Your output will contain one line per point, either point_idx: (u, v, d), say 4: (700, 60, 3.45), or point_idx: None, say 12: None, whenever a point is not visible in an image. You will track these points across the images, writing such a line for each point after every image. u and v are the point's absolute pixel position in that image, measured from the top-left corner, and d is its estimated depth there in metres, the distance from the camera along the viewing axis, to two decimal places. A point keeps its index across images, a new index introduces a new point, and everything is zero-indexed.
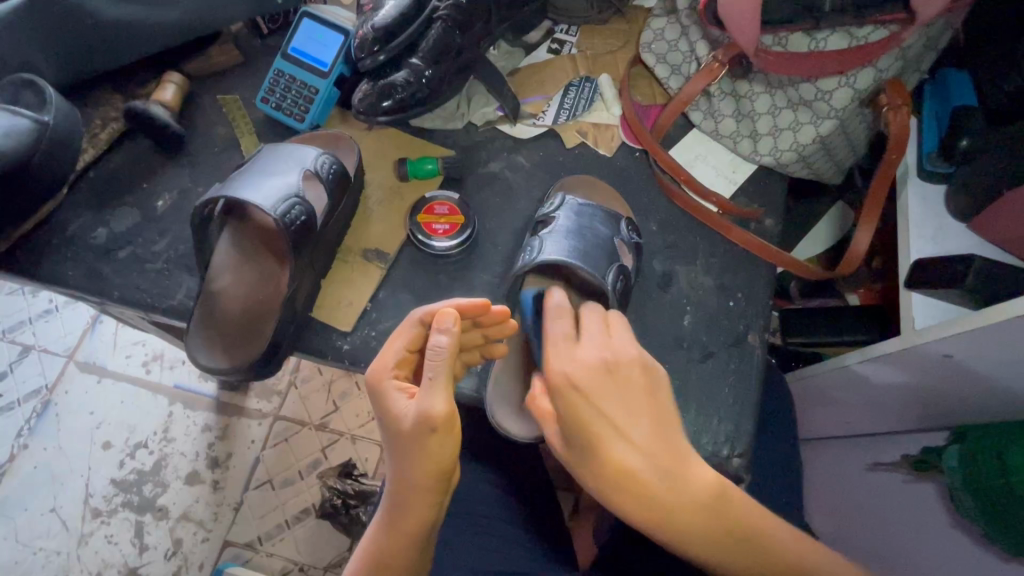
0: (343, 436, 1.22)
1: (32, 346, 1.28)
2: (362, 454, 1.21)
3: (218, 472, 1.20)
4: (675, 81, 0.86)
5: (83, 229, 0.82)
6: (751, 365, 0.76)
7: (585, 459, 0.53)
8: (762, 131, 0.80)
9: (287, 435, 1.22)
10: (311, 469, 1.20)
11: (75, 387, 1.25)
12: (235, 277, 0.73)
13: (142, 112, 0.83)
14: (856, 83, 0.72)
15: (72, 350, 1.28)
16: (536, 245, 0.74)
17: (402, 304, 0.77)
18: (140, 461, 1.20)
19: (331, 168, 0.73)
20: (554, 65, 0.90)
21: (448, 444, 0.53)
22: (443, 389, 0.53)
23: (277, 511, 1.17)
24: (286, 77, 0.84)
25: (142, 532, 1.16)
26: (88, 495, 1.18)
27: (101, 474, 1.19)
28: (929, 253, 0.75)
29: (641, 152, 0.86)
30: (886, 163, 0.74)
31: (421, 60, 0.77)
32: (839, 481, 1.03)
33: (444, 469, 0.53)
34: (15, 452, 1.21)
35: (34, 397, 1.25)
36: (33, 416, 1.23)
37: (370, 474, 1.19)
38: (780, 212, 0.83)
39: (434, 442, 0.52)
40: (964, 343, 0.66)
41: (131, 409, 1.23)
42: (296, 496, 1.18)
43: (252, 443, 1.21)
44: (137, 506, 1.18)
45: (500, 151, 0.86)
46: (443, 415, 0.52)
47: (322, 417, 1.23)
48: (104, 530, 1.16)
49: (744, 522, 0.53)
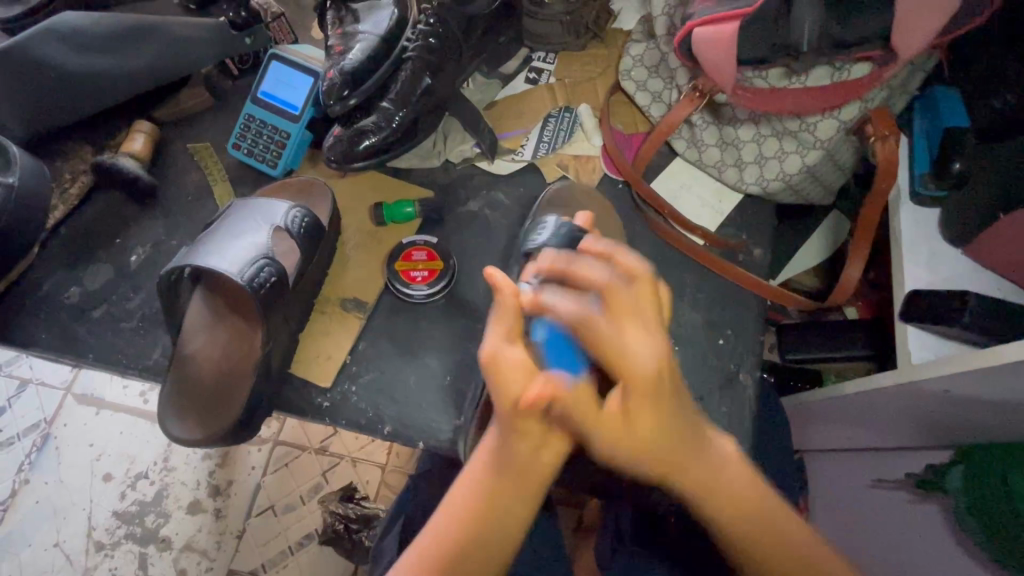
0: (343, 459, 1.16)
1: (29, 380, 1.22)
2: (363, 476, 1.15)
3: (219, 501, 1.14)
4: (657, 109, 0.83)
5: (56, 286, 0.81)
6: (742, 404, 0.75)
7: (642, 433, 0.48)
8: (747, 160, 0.78)
9: (288, 460, 1.16)
10: (312, 494, 1.14)
11: (74, 420, 1.19)
12: (207, 339, 0.74)
13: (111, 165, 0.82)
14: (841, 115, 0.71)
15: (70, 383, 1.22)
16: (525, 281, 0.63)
17: (382, 354, 0.76)
18: (141, 493, 1.15)
19: (302, 223, 0.72)
20: (532, 97, 0.87)
21: (519, 373, 0.48)
22: (495, 323, 0.50)
23: (280, 538, 1.12)
24: (258, 122, 0.82)
25: (146, 565, 1.11)
26: (90, 528, 1.13)
27: (103, 507, 1.14)
28: (924, 282, 0.72)
29: (623, 184, 0.84)
30: (875, 192, 0.72)
31: (390, 103, 0.75)
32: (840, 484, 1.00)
33: (529, 403, 0.48)
34: (17, 488, 1.15)
35: (33, 431, 1.19)
36: (32, 450, 1.17)
37: (372, 497, 1.13)
38: (768, 242, 0.81)
39: (501, 375, 0.49)
40: (954, 382, 0.64)
41: (130, 441, 1.18)
42: (299, 522, 1.13)
43: (252, 470, 1.16)
44: (141, 537, 1.13)
45: (478, 189, 0.84)
46: (504, 345, 0.49)
47: (322, 440, 1.17)
48: (107, 564, 1.11)
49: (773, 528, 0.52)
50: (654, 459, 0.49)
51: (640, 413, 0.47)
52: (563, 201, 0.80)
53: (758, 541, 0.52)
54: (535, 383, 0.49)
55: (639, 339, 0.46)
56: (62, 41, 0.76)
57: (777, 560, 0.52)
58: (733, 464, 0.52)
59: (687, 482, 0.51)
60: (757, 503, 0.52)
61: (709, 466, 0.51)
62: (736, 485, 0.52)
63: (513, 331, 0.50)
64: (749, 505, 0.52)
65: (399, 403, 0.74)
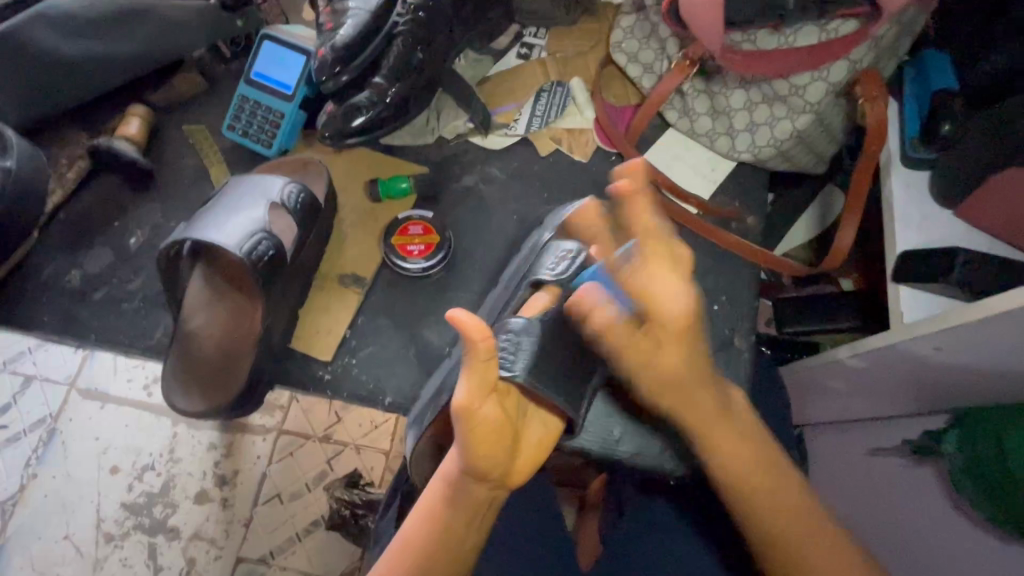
0: (347, 446, 1.17)
1: (34, 376, 1.22)
2: (367, 463, 1.16)
3: (226, 490, 1.15)
4: (648, 80, 0.84)
5: (57, 272, 0.81)
6: (737, 369, 0.77)
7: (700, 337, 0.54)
8: (738, 128, 0.79)
9: (293, 449, 1.17)
10: (318, 481, 1.15)
11: (79, 414, 1.19)
12: (208, 315, 0.75)
13: (107, 148, 0.82)
14: (829, 77, 0.71)
15: (74, 378, 1.22)
16: (525, 322, 0.64)
17: (381, 329, 0.77)
18: (148, 484, 1.16)
19: (298, 198, 0.73)
20: (524, 72, 0.87)
21: (487, 430, 0.53)
22: (470, 377, 0.52)
23: (286, 525, 1.13)
24: (251, 102, 0.83)
25: (156, 553, 1.13)
26: (99, 519, 1.14)
27: (111, 498, 1.15)
28: (917, 243, 0.73)
29: (617, 156, 0.84)
30: (866, 156, 0.73)
31: (383, 78, 0.75)
32: (838, 463, 0.99)
33: (493, 441, 0.53)
34: (26, 482, 1.16)
35: (39, 427, 1.19)
36: (39, 444, 1.18)
37: (377, 483, 1.15)
38: (760, 209, 0.83)
39: (474, 427, 0.52)
40: (947, 340, 0.65)
41: (136, 432, 1.18)
42: (305, 509, 1.14)
43: (258, 459, 1.16)
44: (149, 528, 1.14)
45: (474, 164, 0.85)
46: (477, 402, 0.52)
47: (325, 428, 1.18)
48: (117, 554, 1.13)
49: (778, 489, 0.56)
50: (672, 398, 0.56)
51: (667, 347, 0.53)
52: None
53: (773, 498, 0.56)
54: (502, 441, 0.54)
55: (681, 280, 0.51)
56: (51, 26, 0.75)
57: (773, 519, 0.56)
58: (747, 419, 0.58)
59: (710, 439, 0.57)
60: (767, 460, 0.57)
61: (726, 417, 0.57)
62: (749, 444, 0.57)
63: (483, 386, 0.53)
64: (760, 461, 0.57)
65: (399, 376, 0.75)
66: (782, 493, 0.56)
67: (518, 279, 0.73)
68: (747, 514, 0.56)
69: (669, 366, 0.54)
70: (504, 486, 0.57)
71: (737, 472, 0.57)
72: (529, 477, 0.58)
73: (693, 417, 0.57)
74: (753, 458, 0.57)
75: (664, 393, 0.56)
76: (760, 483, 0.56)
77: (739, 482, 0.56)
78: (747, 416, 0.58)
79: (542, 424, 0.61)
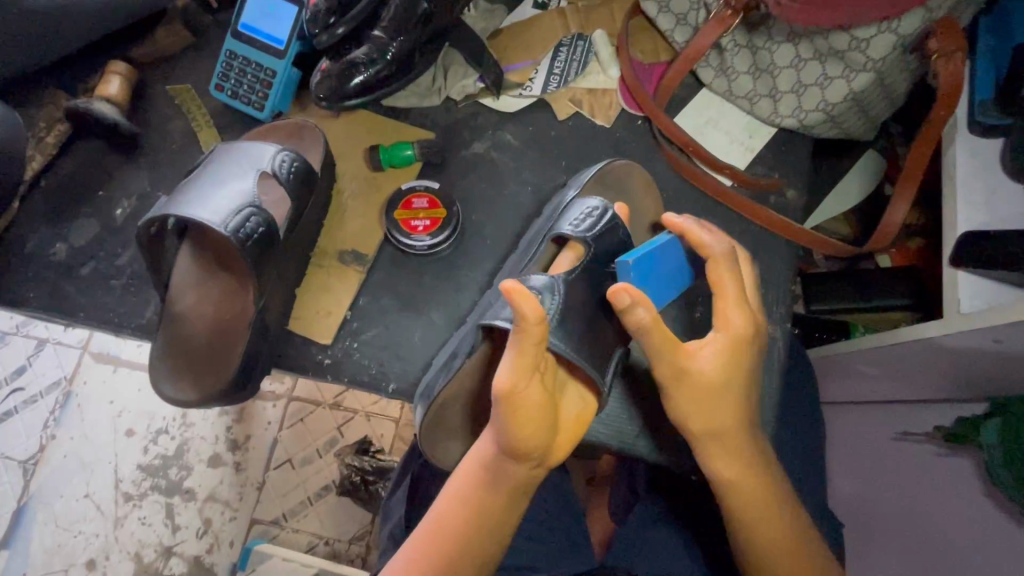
0: (356, 413, 1.10)
1: (47, 339, 1.13)
2: (377, 430, 1.09)
3: (238, 454, 1.08)
4: (682, 34, 0.74)
5: (41, 244, 0.77)
6: (770, 358, 0.71)
7: (745, 358, 0.54)
8: (783, 89, 0.70)
9: (303, 416, 1.09)
10: (330, 447, 1.08)
11: (94, 378, 1.11)
12: (199, 294, 0.71)
13: (85, 110, 0.75)
14: (899, 29, 0.62)
15: (87, 340, 1.13)
16: (551, 280, 0.57)
17: (383, 310, 0.72)
18: (163, 447, 1.09)
19: (291, 167, 0.67)
20: (542, 23, 0.78)
21: (531, 410, 0.47)
22: (518, 358, 0.47)
23: (298, 488, 1.07)
24: (240, 58, 0.75)
25: (173, 513, 1.07)
26: (117, 480, 1.08)
27: (127, 459, 1.08)
28: (980, 223, 0.64)
29: (643, 120, 0.76)
30: (930, 122, 0.65)
31: (383, 31, 0.66)
32: (863, 442, 0.89)
33: (533, 430, 0.48)
34: (44, 442, 1.09)
35: (54, 390, 1.11)
36: (55, 408, 1.10)
37: (388, 450, 1.08)
38: (802, 181, 0.74)
39: (514, 410, 0.47)
40: (1015, 336, 0.58)
41: (150, 395, 1.10)
42: (316, 474, 1.08)
43: (269, 425, 1.09)
44: (166, 489, 1.07)
45: (483, 129, 0.77)
46: (521, 382, 0.47)
47: (336, 395, 1.11)
48: (136, 513, 1.06)
49: (751, 527, 0.55)
50: (685, 404, 0.53)
51: (708, 375, 0.52)
52: (616, 183, 0.69)
53: (767, 533, 0.55)
54: (544, 421, 0.48)
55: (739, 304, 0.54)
56: None
57: (753, 550, 0.56)
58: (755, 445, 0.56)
59: (707, 453, 0.55)
60: (773, 499, 0.56)
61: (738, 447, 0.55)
62: (750, 468, 0.55)
63: (528, 365, 0.47)
64: (760, 492, 0.55)
65: (405, 361, 0.71)
66: (776, 531, 0.55)
67: (538, 235, 0.67)
68: (741, 535, 0.56)
69: (702, 390, 0.53)
70: (544, 463, 0.52)
71: (737, 490, 0.55)
72: (569, 454, 0.53)
73: (704, 427, 0.54)
74: (752, 486, 0.55)
75: (701, 392, 0.53)
76: (763, 516, 0.55)
77: (738, 512, 0.55)
78: (761, 467, 0.56)
79: (579, 399, 0.55)
